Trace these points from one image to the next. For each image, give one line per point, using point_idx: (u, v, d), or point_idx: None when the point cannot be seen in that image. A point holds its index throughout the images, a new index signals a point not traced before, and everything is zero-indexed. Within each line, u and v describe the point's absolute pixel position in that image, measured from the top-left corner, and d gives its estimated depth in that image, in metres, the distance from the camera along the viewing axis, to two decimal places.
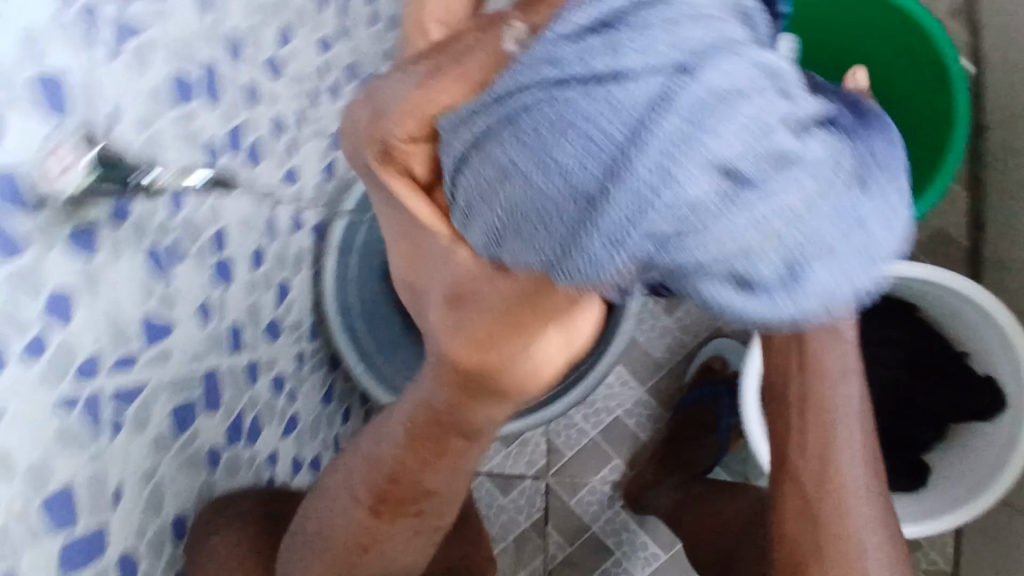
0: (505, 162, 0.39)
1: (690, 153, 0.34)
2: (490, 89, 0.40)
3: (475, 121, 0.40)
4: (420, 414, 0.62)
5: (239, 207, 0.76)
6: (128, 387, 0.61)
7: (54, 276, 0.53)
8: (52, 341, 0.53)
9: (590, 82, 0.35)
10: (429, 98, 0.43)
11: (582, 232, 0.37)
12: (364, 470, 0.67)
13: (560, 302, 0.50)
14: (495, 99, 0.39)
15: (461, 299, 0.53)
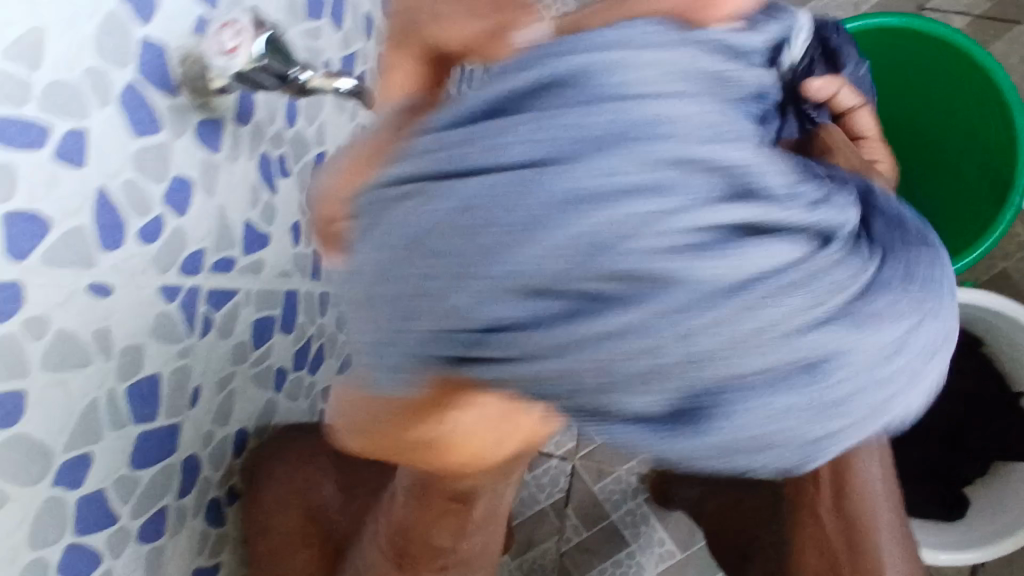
0: (376, 299, 0.29)
1: (779, 431, 0.26)
2: (393, 157, 0.28)
3: (381, 223, 0.28)
4: (417, 498, 0.56)
5: (340, 134, 0.76)
6: (222, 289, 0.60)
7: (179, 163, 0.52)
8: (167, 227, 0.52)
9: (509, 177, 0.24)
10: (357, 163, 0.31)
11: (502, 392, 0.29)
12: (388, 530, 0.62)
13: (439, 430, 0.38)
14: (407, 179, 0.27)
15: (360, 417, 0.41)
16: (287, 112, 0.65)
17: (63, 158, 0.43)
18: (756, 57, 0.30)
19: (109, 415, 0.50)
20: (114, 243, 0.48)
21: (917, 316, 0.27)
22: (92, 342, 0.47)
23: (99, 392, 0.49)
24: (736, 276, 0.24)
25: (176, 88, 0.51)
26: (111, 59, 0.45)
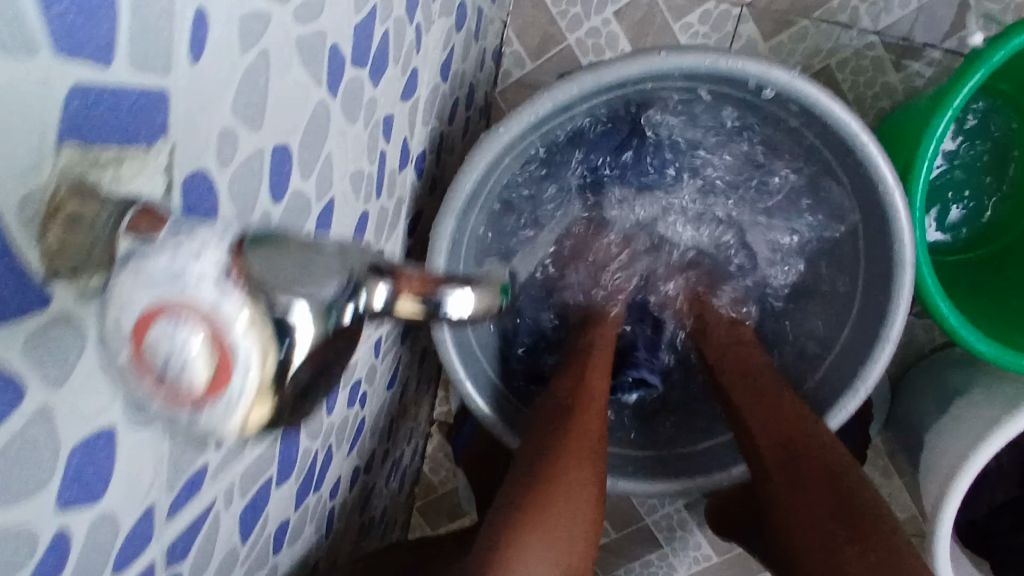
0: (616, 142, 0.70)
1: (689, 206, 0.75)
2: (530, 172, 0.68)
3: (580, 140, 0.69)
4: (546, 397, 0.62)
5: (353, 155, 0.46)
6: (186, 526, 0.35)
7: (75, 427, 0.24)
8: (77, 533, 0.26)
9: (598, 154, 0.70)
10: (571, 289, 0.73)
11: (624, 172, 0.73)
12: (514, 478, 0.54)
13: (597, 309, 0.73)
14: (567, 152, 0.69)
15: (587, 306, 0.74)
16: (274, 174, 0.35)
17: None
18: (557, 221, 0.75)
19: None
20: None
21: (693, 203, 0.75)
22: None
23: None
24: (555, 206, 0.74)
25: (42, 289, 0.21)
26: None
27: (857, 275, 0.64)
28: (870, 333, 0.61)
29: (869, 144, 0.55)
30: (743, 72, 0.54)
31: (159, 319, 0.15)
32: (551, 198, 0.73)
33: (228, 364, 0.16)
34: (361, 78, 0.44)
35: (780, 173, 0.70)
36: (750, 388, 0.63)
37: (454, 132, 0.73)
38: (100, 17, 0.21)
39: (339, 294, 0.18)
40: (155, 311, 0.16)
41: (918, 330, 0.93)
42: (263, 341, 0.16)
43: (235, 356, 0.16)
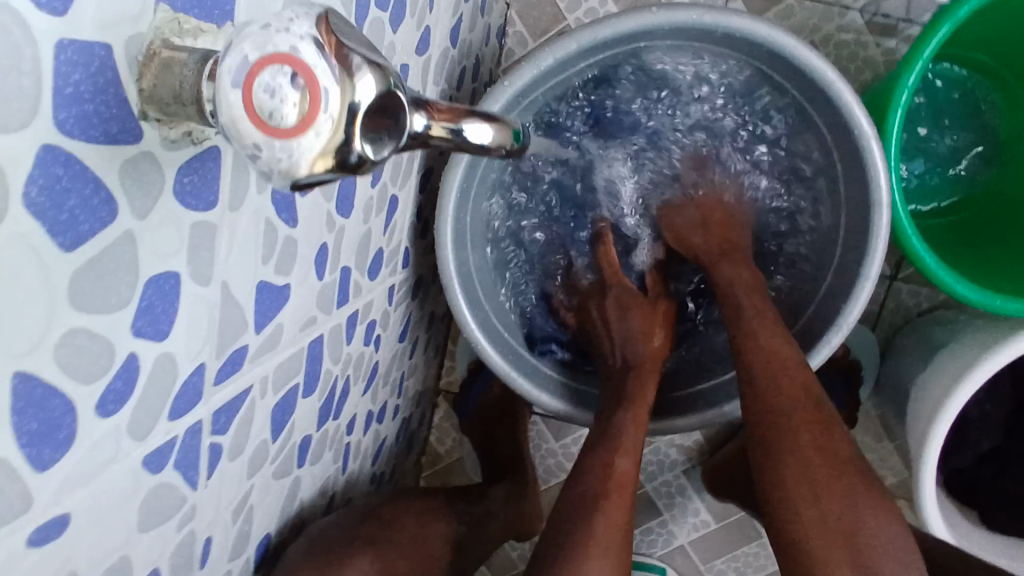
0: (612, 101, 0.74)
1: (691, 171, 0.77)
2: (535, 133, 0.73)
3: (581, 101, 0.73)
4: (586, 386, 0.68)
5: None
6: (230, 400, 0.39)
7: (150, 257, 0.28)
8: (147, 364, 0.30)
9: (597, 113, 0.75)
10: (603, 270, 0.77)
11: (625, 134, 0.77)
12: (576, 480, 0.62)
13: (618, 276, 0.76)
14: (570, 113, 0.74)
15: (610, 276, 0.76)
16: None
17: None
18: (566, 177, 0.78)
19: None
20: (60, 447, 0.26)
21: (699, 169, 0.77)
22: None
23: None
24: (560, 164, 0.77)
25: (135, 123, 0.25)
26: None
27: (838, 224, 0.69)
28: (850, 273, 0.66)
29: (842, 91, 0.60)
30: (727, 25, 0.59)
31: (267, 67, 0.19)
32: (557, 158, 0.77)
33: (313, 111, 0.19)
34: (382, 20, 0.49)
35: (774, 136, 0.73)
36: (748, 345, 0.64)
37: (462, 98, 0.78)
38: None
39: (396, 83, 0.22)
40: (263, 61, 0.19)
41: (905, 296, 0.98)
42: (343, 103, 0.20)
43: (320, 110, 0.19)
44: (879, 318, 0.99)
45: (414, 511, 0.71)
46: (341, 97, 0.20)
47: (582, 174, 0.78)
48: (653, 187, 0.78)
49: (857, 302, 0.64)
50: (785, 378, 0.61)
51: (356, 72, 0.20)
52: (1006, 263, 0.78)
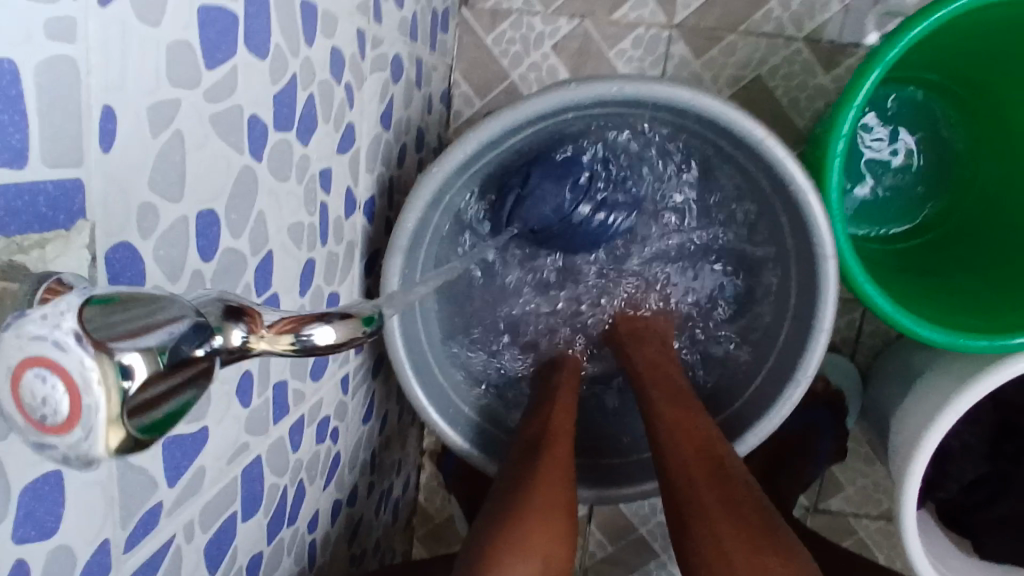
0: (556, 202, 0.69)
1: (641, 238, 0.78)
2: (483, 219, 0.73)
3: (519, 207, 0.69)
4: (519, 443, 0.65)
5: (289, 210, 0.50)
6: (146, 560, 0.38)
7: (23, 468, 0.28)
8: (32, 567, 0.30)
9: (543, 220, 0.70)
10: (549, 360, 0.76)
11: (571, 230, 0.72)
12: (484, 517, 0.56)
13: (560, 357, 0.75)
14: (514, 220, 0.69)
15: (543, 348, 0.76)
16: (202, 236, 0.39)
17: None
18: (515, 267, 0.78)
19: None
20: None
21: (645, 235, 0.78)
22: None
23: None
24: (506, 257, 0.78)
25: None
26: None
27: (790, 281, 0.68)
28: (805, 323, 0.65)
29: (775, 149, 0.60)
30: (649, 95, 0.59)
31: (32, 366, 0.19)
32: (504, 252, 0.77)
33: (79, 405, 0.19)
34: (289, 139, 0.49)
35: (709, 193, 0.74)
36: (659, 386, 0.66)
37: (406, 173, 0.78)
38: (8, 126, 0.26)
39: (191, 334, 0.22)
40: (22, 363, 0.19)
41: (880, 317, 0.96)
42: (107, 383, 0.19)
43: (84, 403, 0.19)
44: (858, 342, 0.98)
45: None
46: (102, 381, 0.19)
47: (531, 258, 0.78)
48: (606, 259, 0.78)
49: (815, 347, 0.63)
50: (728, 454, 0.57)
51: (118, 347, 0.20)
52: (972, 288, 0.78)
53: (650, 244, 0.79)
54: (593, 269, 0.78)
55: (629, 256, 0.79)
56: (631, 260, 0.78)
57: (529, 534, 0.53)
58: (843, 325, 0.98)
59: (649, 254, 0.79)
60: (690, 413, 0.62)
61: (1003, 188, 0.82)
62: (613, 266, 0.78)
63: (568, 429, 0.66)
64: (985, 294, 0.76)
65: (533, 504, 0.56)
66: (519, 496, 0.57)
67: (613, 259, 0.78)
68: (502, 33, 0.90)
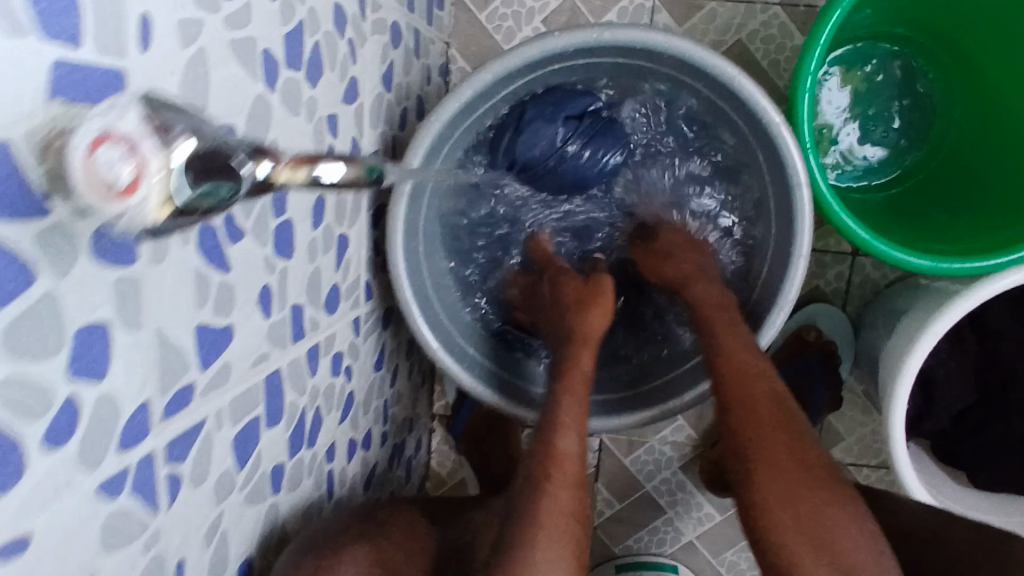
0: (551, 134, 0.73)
1: (634, 172, 0.81)
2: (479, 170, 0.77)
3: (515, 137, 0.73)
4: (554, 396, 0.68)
5: (300, 145, 0.55)
6: (182, 433, 0.43)
7: (75, 311, 0.33)
8: (85, 406, 0.35)
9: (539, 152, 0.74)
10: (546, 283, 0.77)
11: (566, 164, 0.76)
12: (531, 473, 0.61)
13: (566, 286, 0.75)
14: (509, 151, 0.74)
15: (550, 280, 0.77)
16: None
17: None
18: (514, 207, 0.82)
19: None
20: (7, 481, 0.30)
21: (640, 172, 0.82)
22: None
23: None
24: (505, 198, 0.81)
25: (44, 200, 0.30)
26: None
27: (771, 215, 0.72)
28: (786, 252, 0.69)
29: (748, 86, 0.64)
30: (628, 39, 0.64)
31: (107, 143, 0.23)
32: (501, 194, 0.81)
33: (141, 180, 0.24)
34: (297, 79, 0.54)
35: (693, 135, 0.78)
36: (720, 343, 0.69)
37: (408, 137, 0.83)
38: (66, 10, 0.31)
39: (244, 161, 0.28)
40: (89, 147, 0.23)
41: (868, 267, 1.00)
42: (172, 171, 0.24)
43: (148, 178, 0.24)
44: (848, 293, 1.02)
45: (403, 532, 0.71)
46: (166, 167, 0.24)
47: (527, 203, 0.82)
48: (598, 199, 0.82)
49: (794, 271, 0.68)
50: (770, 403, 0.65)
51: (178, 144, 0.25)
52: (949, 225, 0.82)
53: (642, 182, 0.82)
54: (589, 204, 0.82)
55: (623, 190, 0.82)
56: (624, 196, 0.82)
57: (577, 507, 0.59)
58: (833, 277, 1.01)
59: (641, 190, 0.82)
60: (756, 376, 0.66)
61: (974, 131, 0.86)
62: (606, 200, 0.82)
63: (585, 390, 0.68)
64: (960, 228, 0.80)
65: (559, 489, 0.59)
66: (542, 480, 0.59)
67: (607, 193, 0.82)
68: (494, 11, 0.96)
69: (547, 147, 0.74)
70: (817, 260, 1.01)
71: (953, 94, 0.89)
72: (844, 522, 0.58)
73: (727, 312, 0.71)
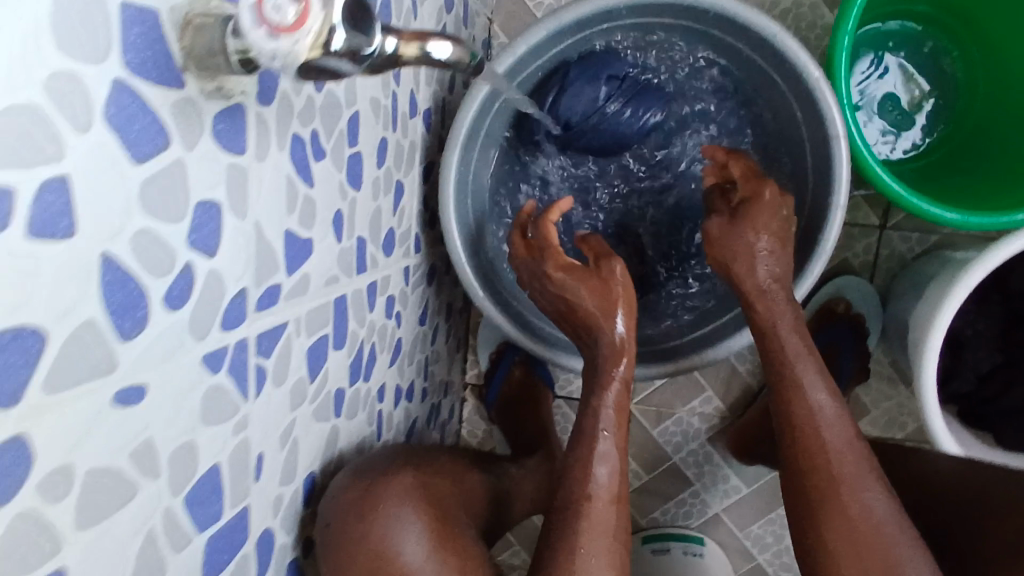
0: (592, 95, 0.76)
1: (674, 137, 0.83)
2: (520, 128, 0.80)
3: (559, 97, 0.76)
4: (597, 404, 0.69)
5: (370, 83, 0.58)
6: (269, 328, 0.45)
7: (197, 185, 0.36)
8: (199, 276, 0.37)
9: (583, 111, 0.76)
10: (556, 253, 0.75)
11: (606, 124, 0.78)
12: (578, 479, 0.65)
13: (577, 279, 0.73)
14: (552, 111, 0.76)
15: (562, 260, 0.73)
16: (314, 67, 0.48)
17: (42, 233, 0.27)
18: (554, 173, 0.85)
19: (171, 539, 0.37)
20: (136, 326, 0.33)
21: (679, 136, 0.83)
22: (131, 467, 0.33)
23: (154, 521, 0.35)
24: (544, 161, 0.84)
25: (179, 73, 0.34)
26: (84, 52, 0.28)
27: (808, 170, 0.75)
28: (823, 203, 0.72)
29: (788, 40, 0.67)
30: None
31: None
32: (542, 155, 0.83)
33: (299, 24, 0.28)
34: None
35: (733, 97, 0.80)
36: (780, 363, 0.71)
37: (454, 102, 0.86)
38: None
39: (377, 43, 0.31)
40: None
41: (896, 240, 1.02)
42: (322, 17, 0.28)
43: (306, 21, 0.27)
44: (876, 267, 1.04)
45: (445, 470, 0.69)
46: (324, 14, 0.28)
47: (567, 167, 0.84)
48: (638, 162, 0.84)
49: (831, 221, 0.70)
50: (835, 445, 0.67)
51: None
52: (978, 192, 0.84)
53: (680, 146, 0.84)
54: (625, 168, 0.85)
55: (660, 156, 0.84)
56: (660, 163, 0.84)
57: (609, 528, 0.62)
58: (861, 250, 1.03)
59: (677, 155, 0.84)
60: (815, 404, 0.69)
61: (1000, 103, 0.89)
62: (644, 164, 0.84)
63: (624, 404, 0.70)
64: (990, 193, 0.82)
65: (597, 509, 0.63)
66: (581, 506, 0.63)
67: (647, 157, 0.84)
68: None
69: (588, 105, 0.76)
70: (845, 234, 1.03)
71: (976, 64, 0.92)
72: (907, 563, 0.62)
73: (788, 326, 0.70)
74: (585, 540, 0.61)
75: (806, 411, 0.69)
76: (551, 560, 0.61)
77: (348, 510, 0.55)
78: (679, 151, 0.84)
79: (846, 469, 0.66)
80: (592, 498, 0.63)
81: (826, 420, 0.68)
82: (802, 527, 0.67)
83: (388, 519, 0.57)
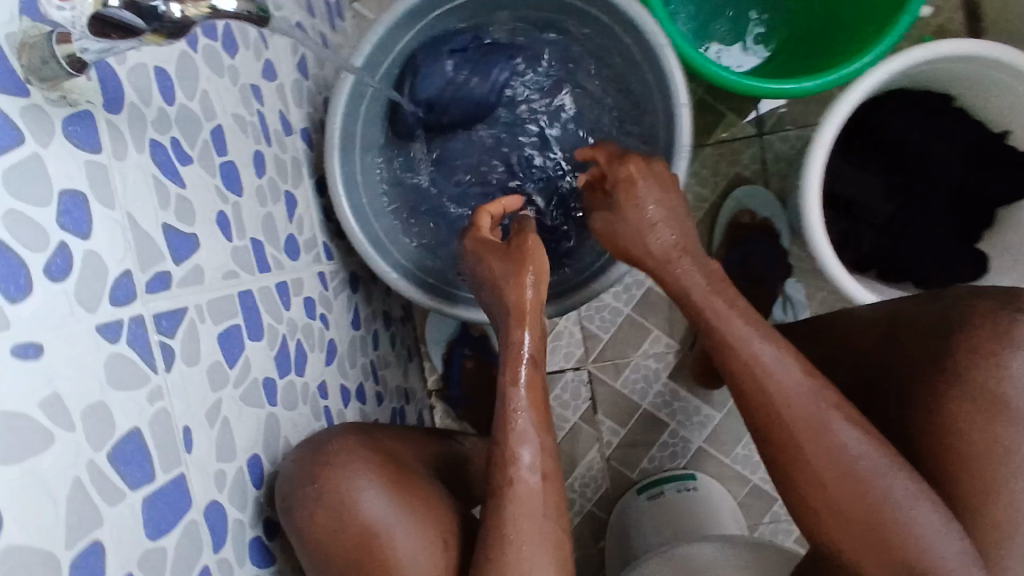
0: (443, 70, 0.85)
1: (536, 96, 0.91)
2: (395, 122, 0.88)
3: (415, 80, 0.85)
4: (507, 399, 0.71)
5: (228, 101, 0.65)
6: (168, 310, 0.50)
7: (60, 176, 0.41)
8: (77, 255, 0.42)
9: (439, 86, 0.86)
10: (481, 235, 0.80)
11: (463, 94, 0.87)
12: (495, 470, 0.67)
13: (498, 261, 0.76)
14: (412, 94, 0.86)
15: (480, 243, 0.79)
16: (159, 83, 0.53)
17: None
18: (439, 158, 0.91)
19: (101, 492, 0.41)
20: (22, 291, 0.37)
21: (541, 93, 0.91)
22: (40, 415, 0.37)
23: (78, 471, 0.39)
24: (427, 148, 0.90)
25: (23, 83, 0.39)
26: None
27: (645, 79, 0.82)
28: (664, 101, 0.79)
29: None
30: None
31: None
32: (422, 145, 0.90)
33: None
34: (215, 47, 0.63)
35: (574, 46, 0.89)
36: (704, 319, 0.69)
37: None
38: None
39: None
40: None
41: (776, 143, 1.10)
42: None
43: None
44: (767, 172, 1.11)
45: (391, 431, 0.74)
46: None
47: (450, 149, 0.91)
48: (512, 127, 0.91)
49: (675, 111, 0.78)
50: (793, 395, 0.63)
51: None
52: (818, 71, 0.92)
53: (545, 102, 0.91)
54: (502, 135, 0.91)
55: (531, 115, 0.91)
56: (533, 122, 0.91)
57: (534, 513, 0.64)
58: (749, 161, 1.11)
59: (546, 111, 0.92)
60: (760, 356, 0.65)
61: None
62: (518, 126, 0.91)
63: (534, 393, 0.72)
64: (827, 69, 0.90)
65: (522, 492, 0.65)
66: (504, 491, 0.65)
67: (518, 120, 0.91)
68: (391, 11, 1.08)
69: (442, 80, 0.85)
70: (729, 149, 1.11)
71: None
72: (892, 499, 0.60)
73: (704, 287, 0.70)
74: (515, 527, 0.63)
75: (752, 364, 0.65)
76: (484, 553, 0.63)
77: (303, 480, 0.60)
78: (544, 107, 0.91)
79: (808, 416, 0.63)
80: (514, 487, 0.65)
81: (775, 370, 0.65)
82: (774, 471, 0.66)
83: (340, 479, 0.62)
